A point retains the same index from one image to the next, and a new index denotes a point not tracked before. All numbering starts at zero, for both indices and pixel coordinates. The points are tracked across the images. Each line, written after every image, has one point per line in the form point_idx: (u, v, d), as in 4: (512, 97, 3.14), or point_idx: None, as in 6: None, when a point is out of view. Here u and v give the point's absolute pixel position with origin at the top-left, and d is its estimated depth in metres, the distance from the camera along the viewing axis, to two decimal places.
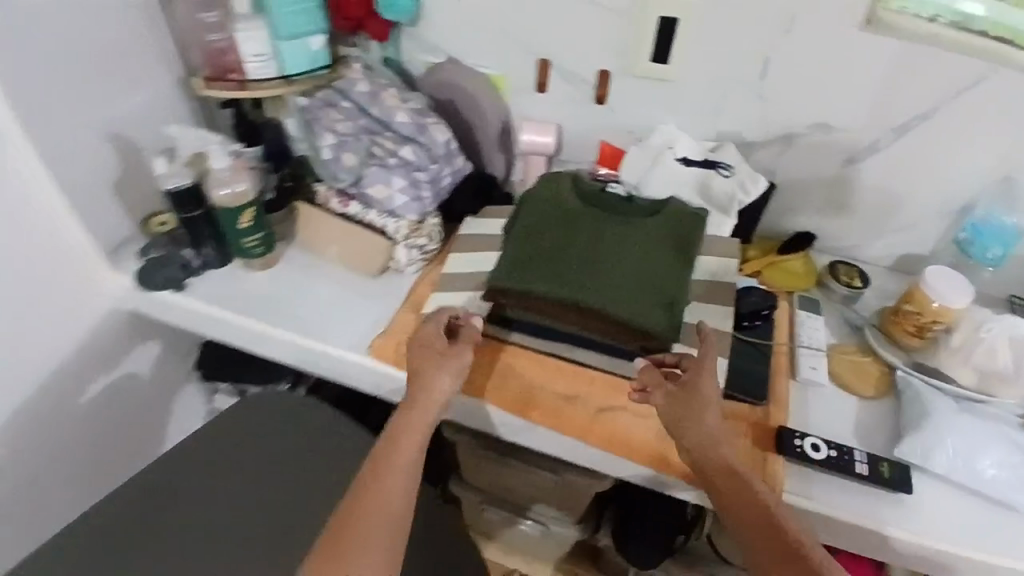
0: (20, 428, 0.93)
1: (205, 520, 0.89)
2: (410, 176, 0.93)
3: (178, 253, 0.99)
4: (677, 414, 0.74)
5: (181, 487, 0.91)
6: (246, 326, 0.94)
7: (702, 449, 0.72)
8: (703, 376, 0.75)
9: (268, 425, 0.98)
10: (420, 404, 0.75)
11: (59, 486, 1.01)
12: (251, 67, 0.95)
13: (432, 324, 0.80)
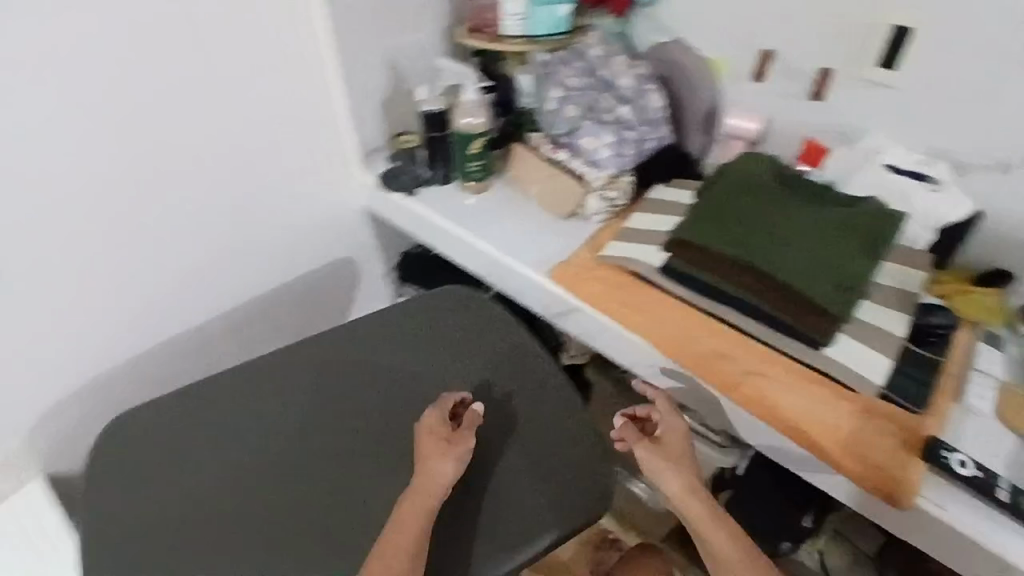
0: (266, 266, 1.18)
1: (361, 371, 0.97)
2: (620, 133, 1.05)
3: (413, 167, 1.18)
4: (657, 466, 0.84)
5: (344, 344, 0.99)
6: (454, 231, 1.11)
7: (686, 499, 0.82)
8: (670, 424, 0.87)
9: (431, 316, 1.02)
10: (422, 489, 0.79)
11: (274, 325, 1.25)
12: (507, 23, 1.11)
13: (434, 412, 0.85)
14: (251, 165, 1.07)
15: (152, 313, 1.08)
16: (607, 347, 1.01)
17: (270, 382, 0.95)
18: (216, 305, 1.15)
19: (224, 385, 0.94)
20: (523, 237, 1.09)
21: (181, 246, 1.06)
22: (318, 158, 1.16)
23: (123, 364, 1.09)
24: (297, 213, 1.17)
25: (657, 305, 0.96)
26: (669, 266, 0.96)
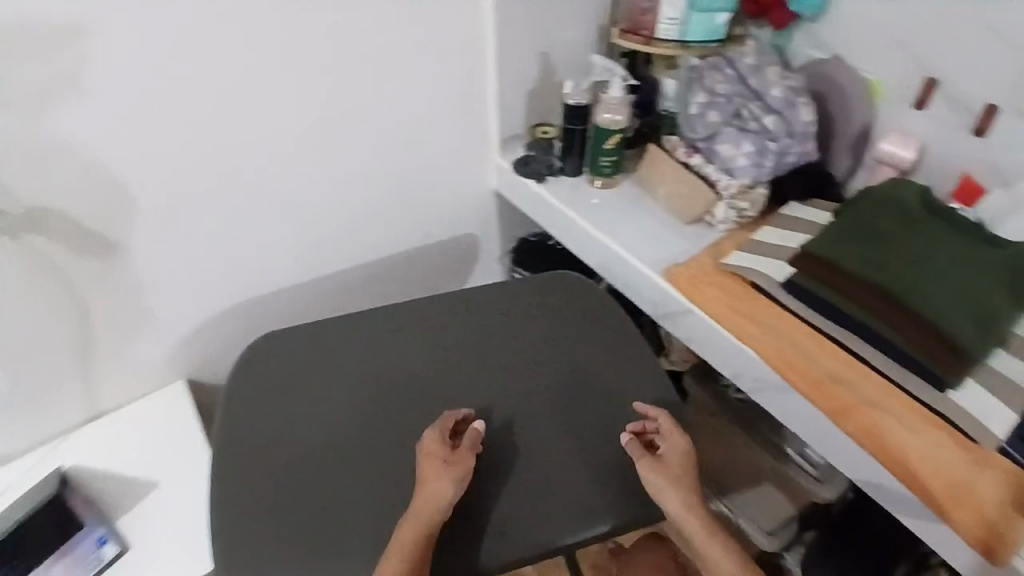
0: (399, 234, 1.23)
1: (467, 346, 1.01)
2: (761, 143, 1.05)
3: (547, 157, 1.21)
4: (658, 485, 0.82)
5: (458, 318, 1.04)
6: (577, 223, 1.14)
7: (684, 516, 0.81)
8: (673, 442, 0.86)
9: (542, 302, 1.06)
10: (421, 510, 0.79)
11: (393, 288, 1.30)
12: (661, 28, 1.13)
13: (434, 430, 0.86)
14: (399, 139, 1.12)
15: (288, 266, 1.14)
16: (709, 354, 1.02)
17: (398, 334, 1.01)
18: (347, 264, 1.21)
19: (357, 328, 1.01)
20: (643, 233, 1.11)
21: (334, 210, 1.13)
22: (461, 140, 1.20)
23: (253, 307, 1.14)
24: (435, 187, 1.22)
25: (778, 321, 0.95)
26: (793, 281, 0.95)
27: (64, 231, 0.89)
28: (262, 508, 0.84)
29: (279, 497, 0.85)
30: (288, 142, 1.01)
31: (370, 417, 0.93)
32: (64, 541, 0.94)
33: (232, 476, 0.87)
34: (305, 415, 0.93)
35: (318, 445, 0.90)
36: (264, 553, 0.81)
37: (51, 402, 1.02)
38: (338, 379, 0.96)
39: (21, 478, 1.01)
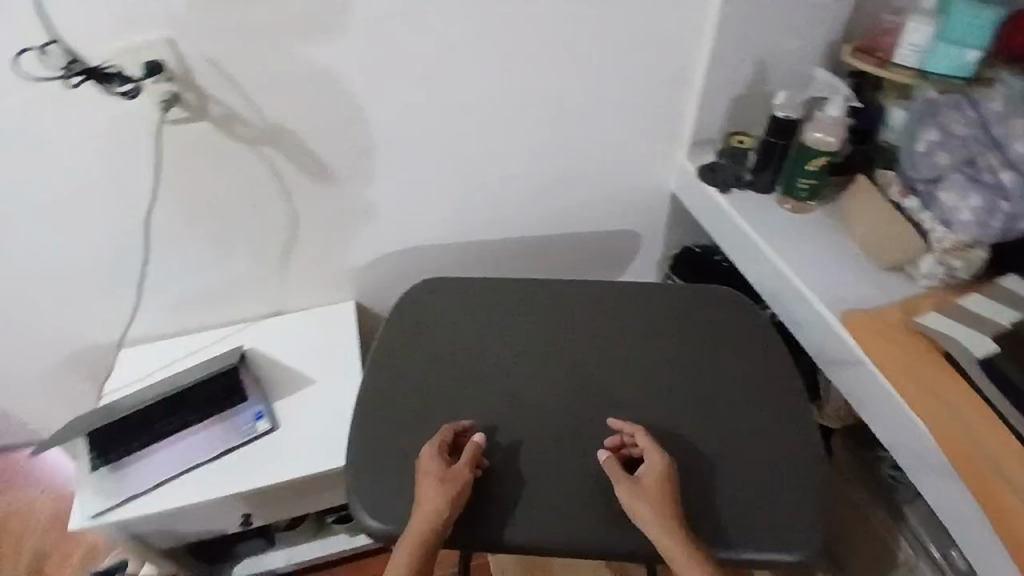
0: (567, 214, 1.24)
1: (608, 336, 1.02)
2: (992, 200, 0.91)
3: (739, 168, 1.13)
4: (634, 503, 0.81)
5: (604, 307, 1.05)
6: (755, 242, 1.06)
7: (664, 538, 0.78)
8: (650, 461, 0.84)
9: (693, 313, 1.04)
10: (414, 529, 0.80)
11: (548, 265, 1.32)
12: (899, 53, 1.03)
13: (430, 446, 0.86)
14: (591, 121, 1.12)
15: (459, 221, 1.19)
16: (870, 416, 0.92)
17: (551, 310, 1.05)
18: (512, 233, 1.24)
19: (514, 294, 1.06)
20: (827, 270, 1.01)
21: (513, 182, 1.17)
22: (652, 134, 1.17)
23: (419, 252, 1.22)
24: (613, 176, 1.21)
25: (957, 397, 0.85)
26: (993, 360, 0.83)
27: (287, 150, 1.02)
28: (393, 428, 0.92)
29: (409, 423, 0.93)
30: (489, 105, 1.05)
31: (505, 382, 0.97)
32: (229, 407, 1.09)
33: (375, 391, 0.96)
34: (448, 359, 0.99)
35: (454, 390, 0.96)
36: (385, 468, 0.88)
37: (243, 293, 1.17)
38: (487, 337, 1.02)
39: (208, 347, 1.18)
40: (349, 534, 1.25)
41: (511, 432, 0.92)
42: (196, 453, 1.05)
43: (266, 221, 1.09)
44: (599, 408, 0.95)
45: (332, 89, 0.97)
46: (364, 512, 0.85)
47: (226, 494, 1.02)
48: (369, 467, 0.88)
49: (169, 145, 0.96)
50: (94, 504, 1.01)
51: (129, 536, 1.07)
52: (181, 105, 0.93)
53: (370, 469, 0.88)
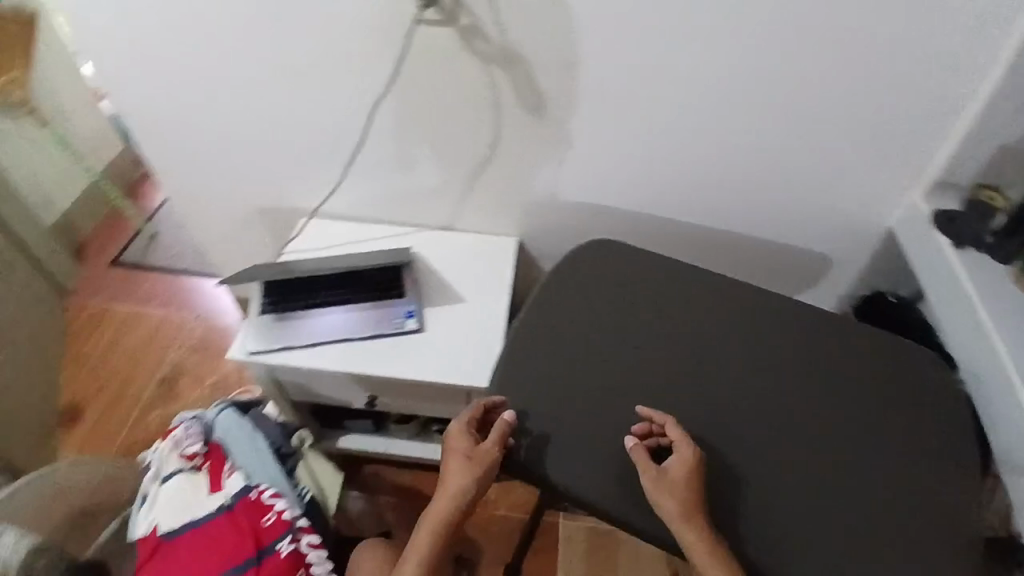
0: (761, 215, 1.18)
1: (765, 353, 0.98)
2: None
3: (982, 227, 1.01)
4: (657, 492, 0.82)
5: (767, 323, 1.01)
6: (971, 309, 0.95)
7: (682, 528, 0.79)
8: (680, 453, 0.84)
9: (861, 360, 0.98)
10: (438, 499, 0.87)
11: (723, 257, 1.28)
12: None
13: (457, 423, 0.90)
14: (825, 129, 1.03)
15: (650, 190, 1.17)
16: None
17: (721, 310, 1.02)
18: (697, 216, 1.20)
19: (687, 283, 1.05)
20: None
21: (717, 167, 1.12)
22: (887, 159, 1.06)
23: (602, 208, 1.21)
24: (825, 191, 1.12)
25: None
26: None
27: (514, 77, 1.02)
28: (539, 368, 0.95)
29: (555, 369, 0.95)
30: (725, 84, 0.99)
31: (656, 364, 0.97)
32: (384, 297, 1.16)
33: (531, 329, 0.99)
34: (607, 322, 1.00)
35: (605, 353, 0.97)
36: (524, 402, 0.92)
37: (426, 198, 1.23)
38: (650, 314, 1.01)
39: (378, 240, 1.25)
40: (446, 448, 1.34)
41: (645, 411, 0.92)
42: (345, 329, 1.13)
43: (470, 138, 1.12)
44: (739, 420, 0.92)
45: (576, 28, 0.95)
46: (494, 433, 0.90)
47: (362, 372, 1.09)
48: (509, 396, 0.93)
49: (414, 43, 0.99)
50: (250, 343, 1.10)
51: (269, 379, 1.17)
52: (438, 6, 0.94)
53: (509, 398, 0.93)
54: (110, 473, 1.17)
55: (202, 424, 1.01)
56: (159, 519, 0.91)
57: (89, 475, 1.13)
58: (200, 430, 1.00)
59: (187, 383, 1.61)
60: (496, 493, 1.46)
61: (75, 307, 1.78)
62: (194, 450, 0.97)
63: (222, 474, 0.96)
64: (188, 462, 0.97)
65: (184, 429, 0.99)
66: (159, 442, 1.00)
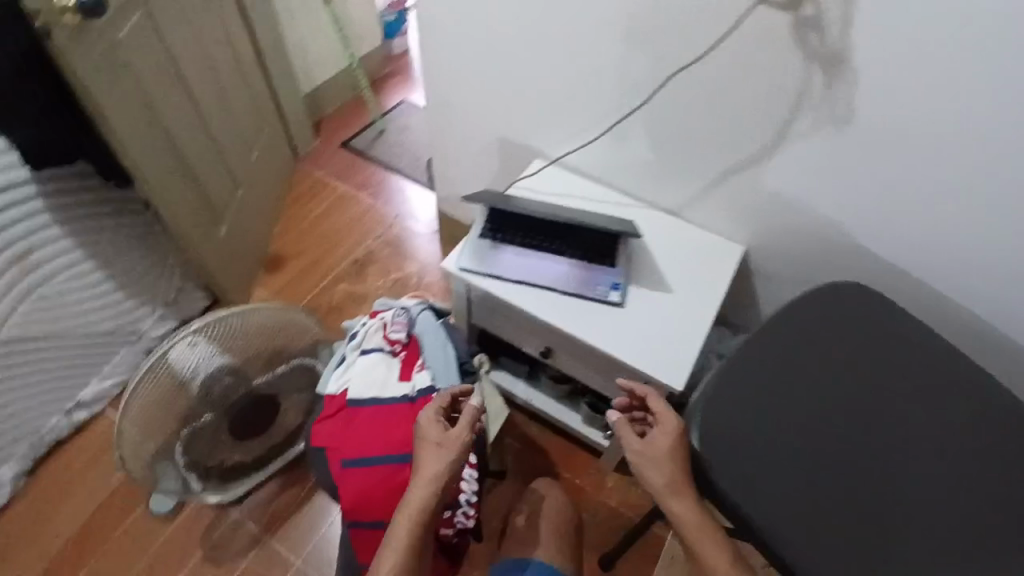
0: None
1: (992, 467, 0.87)
2: None
3: None
4: (642, 460, 0.86)
5: (1005, 437, 0.89)
6: None
7: (665, 495, 0.84)
8: (664, 426, 0.89)
9: None
10: (416, 484, 0.83)
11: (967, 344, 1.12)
12: None
13: (429, 413, 0.89)
14: None
15: (915, 245, 1.05)
16: None
17: (963, 408, 0.91)
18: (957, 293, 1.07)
19: (933, 367, 0.94)
20: None
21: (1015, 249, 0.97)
22: None
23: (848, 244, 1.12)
24: None
25: None
26: None
27: (832, 84, 0.94)
28: (749, 392, 0.91)
29: (769, 401, 0.91)
30: None
31: (870, 436, 0.89)
32: (596, 261, 1.16)
33: (753, 352, 0.95)
34: (833, 376, 0.93)
35: (821, 406, 0.91)
36: (725, 417, 0.89)
37: (668, 179, 1.21)
38: (884, 385, 0.93)
39: (605, 203, 1.25)
40: (585, 421, 1.38)
41: (842, 475, 0.86)
42: (551, 278, 1.14)
43: (746, 133, 1.07)
44: (940, 524, 0.83)
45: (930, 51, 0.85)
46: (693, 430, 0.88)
47: (552, 323, 1.11)
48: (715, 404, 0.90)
49: (741, 24, 0.94)
50: (465, 259, 1.16)
51: (464, 294, 1.23)
52: None
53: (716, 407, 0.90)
54: (297, 321, 1.20)
55: (408, 317, 1.07)
56: (351, 385, 1.00)
57: (278, 317, 1.16)
58: (405, 322, 1.06)
59: (375, 268, 1.78)
60: (617, 481, 1.46)
61: (302, 172, 1.98)
62: (395, 336, 1.04)
63: (412, 366, 1.02)
64: (388, 344, 1.04)
65: (394, 316, 1.05)
66: (368, 317, 1.08)
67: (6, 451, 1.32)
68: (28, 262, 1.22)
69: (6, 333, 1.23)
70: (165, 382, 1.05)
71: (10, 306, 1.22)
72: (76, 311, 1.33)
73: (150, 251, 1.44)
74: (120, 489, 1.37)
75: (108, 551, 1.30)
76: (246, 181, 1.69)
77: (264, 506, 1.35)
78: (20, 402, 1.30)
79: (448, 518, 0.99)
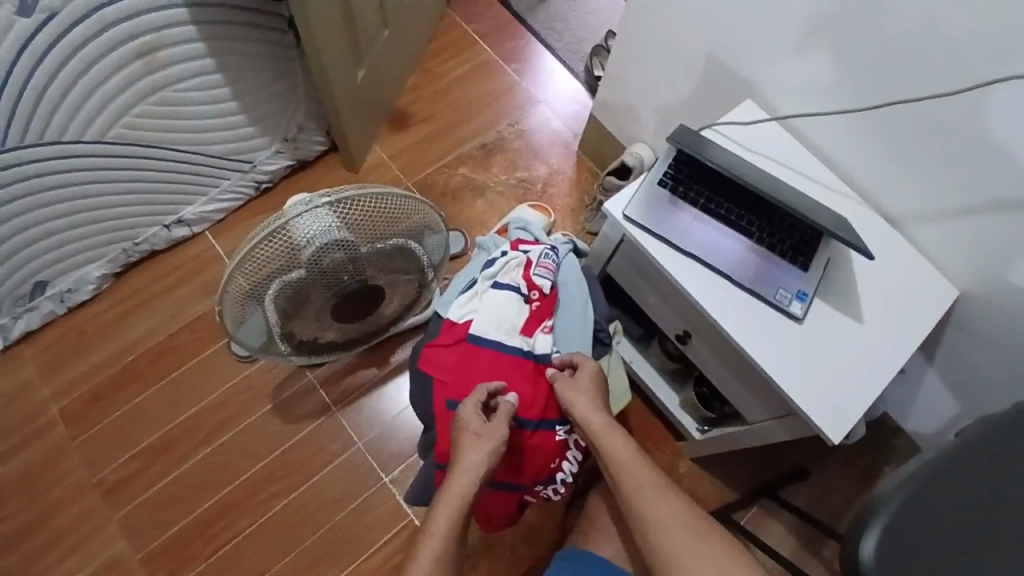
0: None
1: None
2: None
3: None
4: (577, 398, 0.89)
5: None
6: None
7: (605, 434, 0.88)
8: (587, 366, 0.92)
9: None
10: (455, 478, 0.82)
11: None
12: None
13: (470, 403, 0.87)
14: None
15: None
16: None
17: None
18: None
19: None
20: None
21: None
22: None
23: None
24: None
25: None
26: None
27: None
28: (955, 501, 0.70)
29: (975, 512, 0.70)
30: None
31: None
32: (787, 257, 0.96)
33: (977, 451, 0.72)
34: None
35: None
36: (920, 528, 0.68)
37: (912, 182, 0.97)
38: None
39: (813, 183, 1.03)
40: (682, 405, 1.24)
41: None
42: (726, 260, 0.96)
43: None
44: None
45: None
46: (878, 533, 0.66)
47: (708, 312, 0.94)
48: (915, 506, 0.68)
49: None
50: (635, 205, 0.98)
51: (613, 238, 1.06)
52: None
53: (912, 512, 0.68)
54: (421, 212, 1.07)
55: (554, 258, 0.98)
56: (485, 324, 0.94)
57: (406, 204, 1.03)
58: (552, 268, 0.97)
59: (502, 160, 1.60)
60: (690, 469, 1.35)
61: (451, 21, 1.74)
62: (538, 283, 0.95)
63: (540, 322, 0.96)
64: (524, 287, 0.96)
65: (542, 256, 0.96)
66: (510, 246, 0.99)
67: (104, 249, 1.30)
68: (154, 59, 1.10)
69: (120, 132, 1.15)
70: (281, 246, 0.95)
71: (129, 102, 1.12)
72: (192, 127, 1.23)
73: (280, 77, 1.30)
74: (202, 318, 1.36)
75: (179, 375, 1.32)
76: (395, 20, 1.48)
77: (337, 376, 1.32)
78: (123, 204, 1.25)
79: (537, 490, 1.01)
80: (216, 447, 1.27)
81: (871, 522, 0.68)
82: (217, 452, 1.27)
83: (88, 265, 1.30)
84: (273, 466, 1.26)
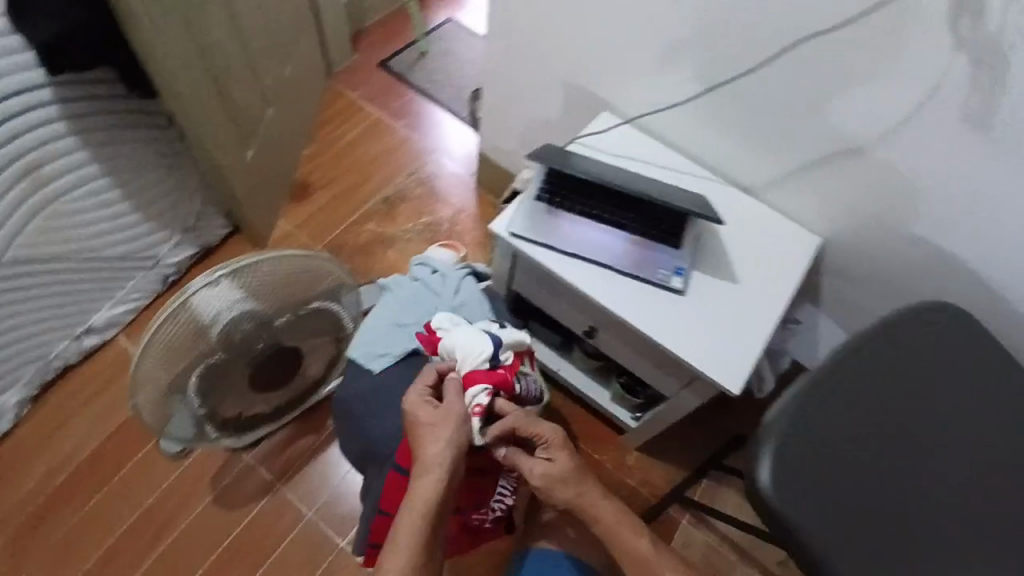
0: None
1: None
2: None
3: None
4: (551, 482, 0.86)
5: None
6: None
7: (588, 509, 0.87)
8: (552, 445, 0.87)
9: None
10: (419, 479, 0.83)
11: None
12: None
13: (415, 391, 0.87)
14: None
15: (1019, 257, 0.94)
16: None
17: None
18: None
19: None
20: None
21: None
22: None
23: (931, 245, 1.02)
24: None
25: None
26: None
27: (984, 80, 0.81)
28: (831, 414, 0.80)
29: (847, 417, 0.81)
30: None
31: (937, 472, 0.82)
32: (660, 241, 1.05)
33: (841, 367, 0.83)
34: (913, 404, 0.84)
35: (891, 424, 0.82)
36: (807, 445, 0.77)
37: (753, 152, 1.09)
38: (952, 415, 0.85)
39: (672, 172, 1.14)
40: (612, 398, 1.30)
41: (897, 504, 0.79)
42: (608, 254, 1.04)
43: (856, 115, 0.94)
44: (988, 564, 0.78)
45: None
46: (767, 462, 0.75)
47: (601, 303, 1.02)
48: (799, 428, 0.78)
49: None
50: (516, 223, 1.06)
51: (507, 257, 1.14)
52: None
53: (796, 431, 0.77)
54: (331, 274, 1.11)
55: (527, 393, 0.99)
56: (454, 346, 0.93)
57: (311, 269, 1.07)
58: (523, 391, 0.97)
59: (406, 209, 1.67)
60: (637, 460, 1.41)
61: (336, 90, 1.84)
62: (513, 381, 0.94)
63: (477, 381, 0.90)
64: (496, 361, 0.94)
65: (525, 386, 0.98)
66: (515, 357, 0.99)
67: (15, 374, 1.28)
68: (39, 175, 1.12)
69: (16, 251, 1.15)
70: (187, 325, 0.97)
71: (21, 221, 1.13)
72: (91, 233, 1.25)
73: (173, 170, 1.35)
74: (132, 420, 1.34)
75: (116, 483, 1.29)
76: (279, 100, 1.56)
77: (278, 449, 1.33)
78: (29, 323, 1.25)
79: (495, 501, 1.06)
80: (166, 547, 1.24)
81: (763, 452, 0.76)
82: (169, 552, 1.24)
83: (3, 392, 1.28)
84: (227, 552, 1.24)
